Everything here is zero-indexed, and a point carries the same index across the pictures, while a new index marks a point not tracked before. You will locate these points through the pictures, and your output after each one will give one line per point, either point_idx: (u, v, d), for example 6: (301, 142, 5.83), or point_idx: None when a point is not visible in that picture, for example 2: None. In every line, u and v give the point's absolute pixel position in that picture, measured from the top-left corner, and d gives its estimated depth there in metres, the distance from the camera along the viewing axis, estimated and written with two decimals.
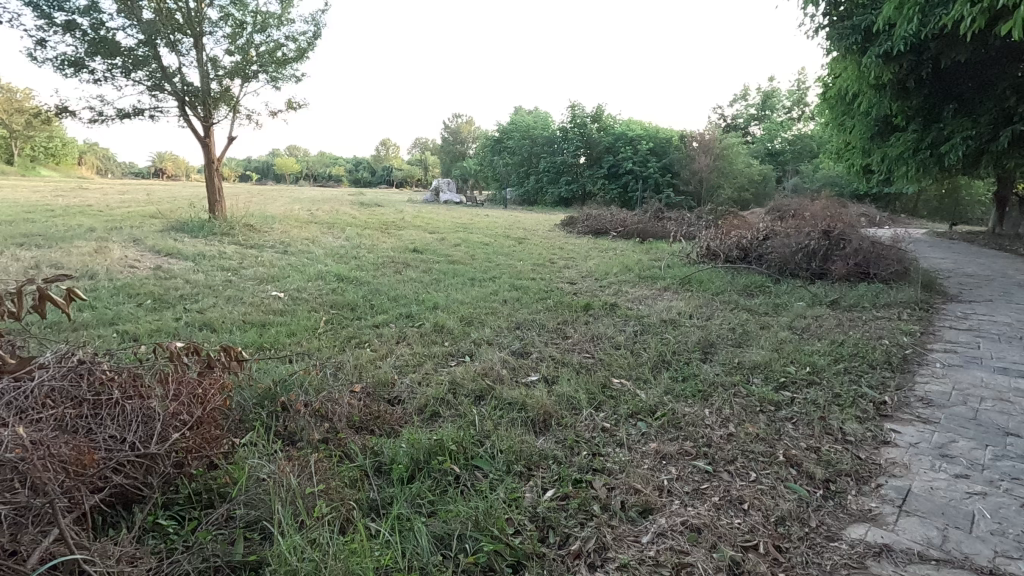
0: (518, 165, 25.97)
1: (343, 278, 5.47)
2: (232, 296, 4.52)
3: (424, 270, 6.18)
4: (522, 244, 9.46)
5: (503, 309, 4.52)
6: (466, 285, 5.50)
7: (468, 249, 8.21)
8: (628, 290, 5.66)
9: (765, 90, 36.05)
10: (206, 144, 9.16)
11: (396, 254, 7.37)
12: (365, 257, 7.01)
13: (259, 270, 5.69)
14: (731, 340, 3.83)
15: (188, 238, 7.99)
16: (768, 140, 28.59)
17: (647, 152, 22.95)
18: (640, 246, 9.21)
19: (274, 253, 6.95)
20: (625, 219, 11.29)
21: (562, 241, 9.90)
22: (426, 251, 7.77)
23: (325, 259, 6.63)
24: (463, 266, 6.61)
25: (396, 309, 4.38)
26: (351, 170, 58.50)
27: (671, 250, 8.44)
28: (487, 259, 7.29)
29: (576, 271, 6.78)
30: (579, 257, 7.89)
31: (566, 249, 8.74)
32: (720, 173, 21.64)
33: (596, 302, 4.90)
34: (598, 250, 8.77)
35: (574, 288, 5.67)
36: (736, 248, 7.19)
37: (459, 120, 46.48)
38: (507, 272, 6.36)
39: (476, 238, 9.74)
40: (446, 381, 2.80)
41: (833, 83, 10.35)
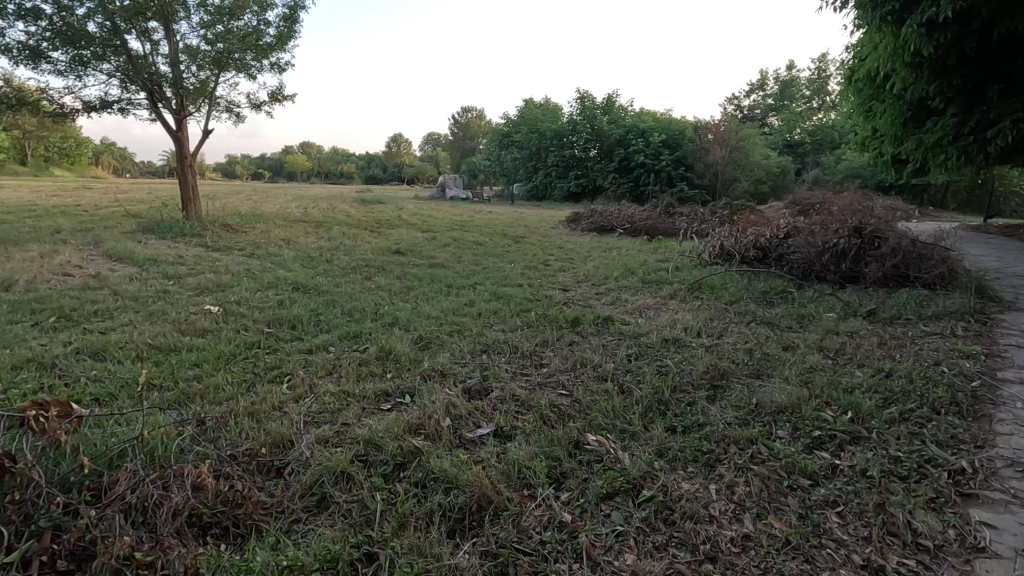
0: (526, 159, 25.20)
1: (299, 287, 4.79)
2: (157, 310, 3.88)
3: (396, 276, 5.48)
4: (519, 242, 8.72)
5: (473, 325, 3.80)
6: (439, 293, 4.81)
7: (457, 250, 7.50)
8: (628, 298, 4.92)
9: (783, 80, 34.83)
10: (179, 138, 8.56)
11: (374, 257, 6.69)
12: (337, 260, 6.34)
13: (209, 277, 5.05)
14: (746, 367, 3.08)
15: (153, 240, 7.40)
16: (786, 132, 27.46)
17: (659, 144, 22.04)
18: (646, 245, 8.42)
19: (239, 257, 6.32)
20: (632, 215, 10.51)
21: (563, 240, 9.14)
22: (409, 253, 7.09)
23: (291, 263, 5.97)
24: (444, 270, 5.91)
25: (345, 327, 3.68)
26: (362, 167, 58.13)
27: (680, 250, 7.65)
28: (475, 261, 6.59)
29: (572, 274, 6.04)
30: (577, 258, 7.14)
31: (565, 250, 7.99)
32: (736, 166, 20.68)
33: (586, 314, 4.17)
34: (600, 250, 8.01)
35: (566, 296, 4.95)
36: (754, 248, 6.39)
37: (468, 115, 45.86)
38: (491, 277, 5.64)
39: (470, 238, 9.02)
40: (362, 440, 2.09)
41: (861, 64, 9.41)
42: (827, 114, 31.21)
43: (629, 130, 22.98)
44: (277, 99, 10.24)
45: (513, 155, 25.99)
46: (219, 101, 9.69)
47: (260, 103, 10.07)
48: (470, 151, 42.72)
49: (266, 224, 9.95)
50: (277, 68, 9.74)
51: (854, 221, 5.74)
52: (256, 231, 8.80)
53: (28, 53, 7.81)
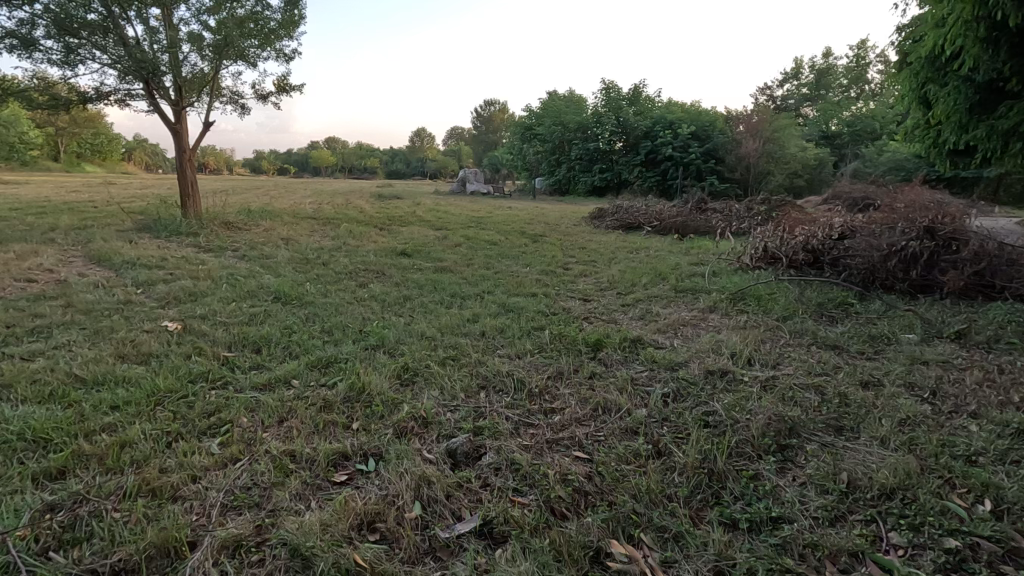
0: (549, 153, 24.42)
1: (281, 296, 4.20)
2: (105, 327, 3.30)
3: (394, 282, 4.86)
4: (536, 242, 8.03)
5: (473, 350, 3.15)
6: (439, 305, 4.16)
7: (468, 251, 6.86)
8: (660, 312, 4.21)
9: (819, 68, 33.29)
10: (177, 131, 8.06)
11: (377, 259, 6.09)
12: (335, 263, 5.75)
13: (185, 283, 4.49)
14: (821, 418, 2.35)
15: (146, 239, 6.92)
16: (822, 123, 26.13)
17: (688, 136, 21.03)
18: (678, 245, 7.66)
19: (229, 259, 5.78)
20: (661, 211, 9.72)
21: (585, 238, 8.43)
22: (416, 254, 6.48)
23: (283, 266, 5.40)
24: (450, 275, 5.27)
25: (318, 351, 3.06)
26: (385, 161, 58.03)
27: (715, 252, 6.88)
28: (487, 264, 5.94)
29: (595, 280, 5.34)
30: (600, 261, 6.42)
31: (588, 250, 7.27)
32: (770, 159, 19.58)
33: (610, 334, 3.48)
34: (627, 251, 7.28)
35: (587, 308, 4.27)
36: (804, 251, 5.60)
37: (491, 108, 45.23)
38: (503, 283, 4.99)
39: (484, 236, 8.39)
40: (288, 548, 1.47)
41: (919, 44, 8.45)
42: (866, 103, 29.67)
43: (656, 121, 21.99)
44: (283, 89, 9.72)
45: (535, 149, 25.23)
46: (222, 91, 9.19)
47: (266, 93, 9.56)
48: (493, 144, 42.12)
49: (272, 221, 9.47)
50: (284, 57, 9.24)
51: (925, 221, 4.91)
52: (258, 229, 8.32)
53: (19, 41, 7.29)
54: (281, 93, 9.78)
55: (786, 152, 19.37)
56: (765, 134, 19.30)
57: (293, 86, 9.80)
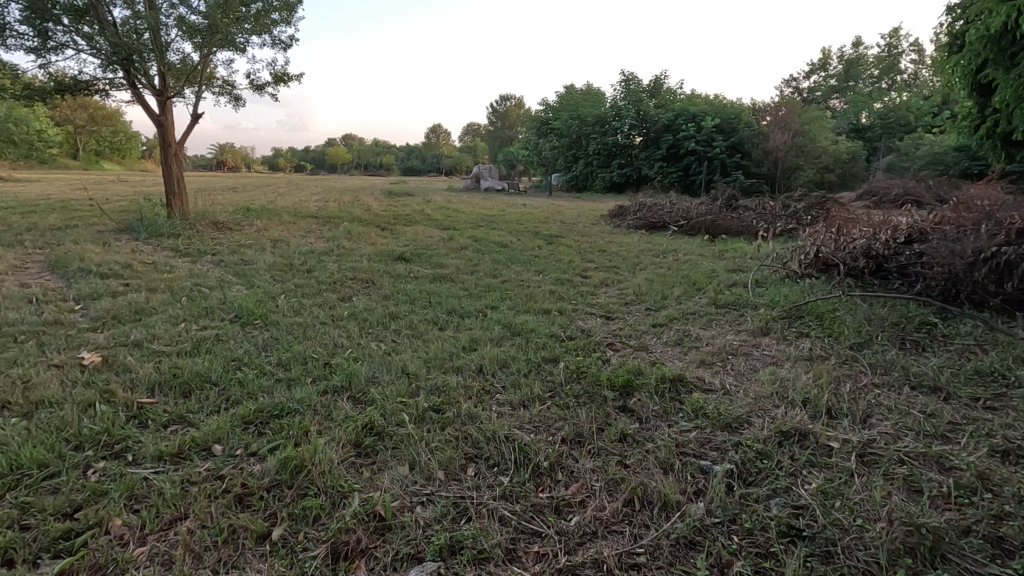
0: (566, 148, 23.62)
1: (242, 315, 3.50)
2: (5, 359, 2.63)
3: (381, 295, 4.15)
4: (551, 244, 7.26)
5: (464, 396, 2.42)
6: (431, 327, 3.44)
7: (475, 254, 6.14)
8: (701, 336, 3.43)
9: (848, 58, 31.95)
10: (162, 123, 7.42)
11: (371, 264, 5.41)
12: (323, 270, 5.07)
13: (135, 296, 3.82)
14: (965, 525, 1.60)
15: (122, 241, 6.31)
16: (853, 115, 24.92)
17: (712, 129, 20.03)
18: (710, 248, 6.85)
19: (203, 266, 5.13)
20: (688, 209, 8.90)
21: (605, 240, 7.64)
22: (415, 259, 5.78)
23: (260, 275, 4.74)
24: (449, 286, 4.54)
25: (262, 397, 2.35)
26: (400, 158, 57.67)
27: (754, 257, 6.06)
28: (494, 271, 5.19)
29: (619, 292, 4.59)
30: (624, 268, 5.64)
31: (609, 254, 6.49)
32: (799, 153, 18.53)
33: (642, 372, 2.72)
34: (653, 254, 6.49)
35: (610, 330, 3.52)
36: (864, 257, 4.77)
37: (507, 104, 44.47)
38: (511, 296, 4.26)
39: (495, 237, 7.65)
40: None
41: (981, 22, 7.52)
42: (898, 94, 28.32)
43: (677, 113, 21.02)
44: (281, 80, 9.06)
45: (551, 144, 24.39)
46: (216, 82, 8.55)
47: (263, 84, 8.92)
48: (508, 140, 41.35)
49: (268, 221, 8.86)
50: (280, 45, 8.55)
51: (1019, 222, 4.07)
52: (251, 229, 7.69)
53: None
54: (279, 83, 9.11)
55: (816, 146, 18.31)
56: (795, 127, 18.26)
57: (291, 76, 9.12)
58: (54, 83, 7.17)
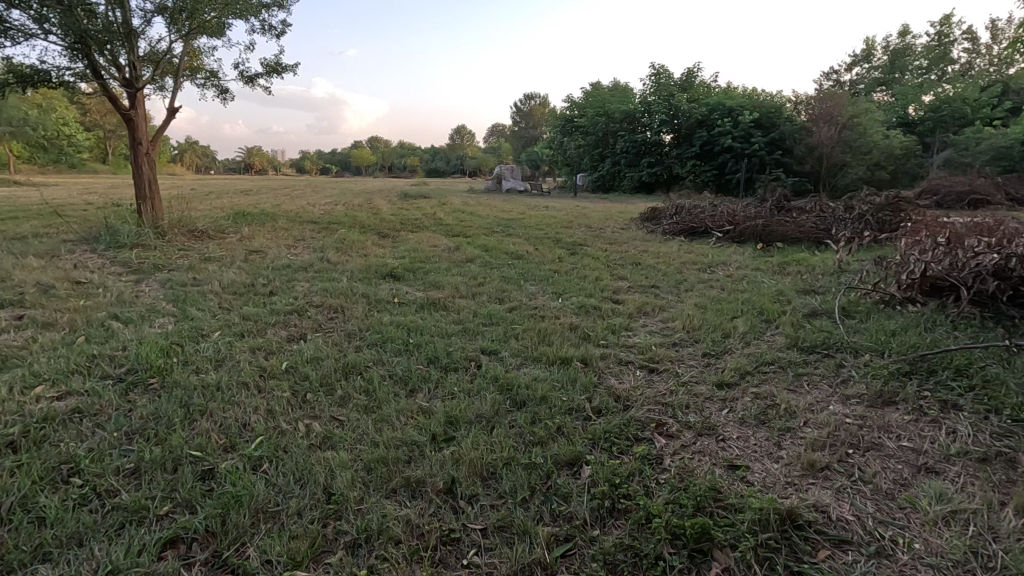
0: (592, 146, 22.47)
1: (135, 369, 2.51)
2: None
3: (346, 333, 3.13)
4: (576, 254, 6.17)
5: (410, 566, 1.38)
6: (398, 392, 2.40)
7: (481, 269, 5.09)
8: (793, 409, 2.31)
9: (893, 48, 30.00)
10: (132, 118, 6.49)
11: (351, 283, 4.41)
12: (288, 291, 4.08)
13: (13, 338, 2.86)
14: None
15: (72, 254, 5.43)
16: (903, 107, 23.07)
17: (750, 124, 18.61)
18: (767, 261, 5.66)
19: (146, 287, 4.18)
20: (735, 212, 7.68)
21: (638, 249, 6.52)
22: (408, 275, 4.76)
23: (204, 300, 3.76)
24: (440, 317, 3.49)
25: (51, 565, 1.35)
26: (424, 159, 57.16)
27: (827, 274, 4.87)
28: (502, 294, 4.13)
29: (663, 326, 3.48)
30: (666, 287, 4.50)
31: (644, 268, 5.37)
32: (846, 149, 17.01)
33: (720, 495, 1.64)
34: (698, 270, 5.34)
35: (659, 396, 2.42)
36: (995, 277, 3.53)
37: (531, 103, 43.57)
38: (517, 333, 3.19)
39: (509, 246, 6.60)
40: None
41: None
42: (951, 84, 26.27)
43: (712, 108, 19.65)
44: (275, 71, 8.18)
45: (577, 142, 23.21)
46: (200, 73, 7.87)
47: (253, 75, 8.09)
48: (533, 140, 40.32)
49: (260, 228, 7.99)
50: (271, 31, 7.66)
51: None
52: (234, 238, 6.81)
53: None
54: (273, 74, 8.23)
55: (867, 140, 16.75)
56: (843, 120, 16.75)
57: (286, 66, 8.23)
58: (12, 73, 6.32)
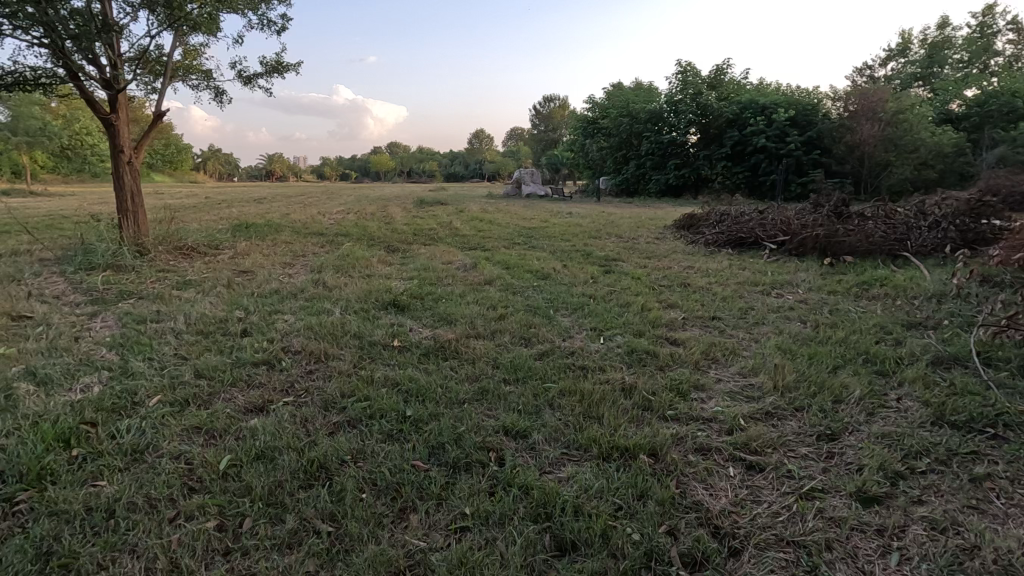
0: (615, 148, 21.57)
1: (7, 473, 1.75)
2: None
3: (323, 399, 2.35)
4: (611, 272, 5.31)
5: None
6: (382, 519, 1.60)
7: (502, 295, 4.27)
8: (1004, 560, 1.45)
9: (932, 41, 28.47)
10: (110, 124, 5.79)
11: (344, 316, 3.63)
12: (264, 330, 3.31)
13: None
14: None
15: (34, 277, 4.76)
16: (948, 102, 21.67)
17: (785, 123, 17.53)
18: (840, 282, 4.75)
19: (97, 323, 3.47)
20: (789, 220, 6.74)
21: (682, 265, 5.65)
22: (414, 304, 3.97)
23: (158, 345, 3.01)
24: (449, 370, 2.69)
25: None
26: (442, 164, 56.72)
27: (927, 302, 3.95)
28: (529, 332, 3.31)
29: (743, 382, 2.63)
30: (729, 320, 3.64)
31: (696, 291, 4.50)
32: (890, 147, 15.85)
33: None
34: (762, 293, 4.45)
35: (777, 525, 1.58)
36: None
37: (550, 106, 42.78)
38: (552, 400, 2.37)
39: (533, 262, 5.79)
40: None
41: None
42: (997, 77, 24.71)
43: (744, 106, 18.59)
44: (276, 70, 7.50)
45: (599, 144, 22.28)
46: (195, 73, 7.22)
47: (252, 75, 7.43)
48: (552, 143, 39.46)
49: (259, 242, 7.30)
50: (270, 27, 6.99)
51: None
52: (227, 256, 6.12)
53: None
54: (273, 74, 7.55)
55: (913, 138, 15.56)
56: (887, 116, 15.60)
57: (287, 66, 7.54)
58: None
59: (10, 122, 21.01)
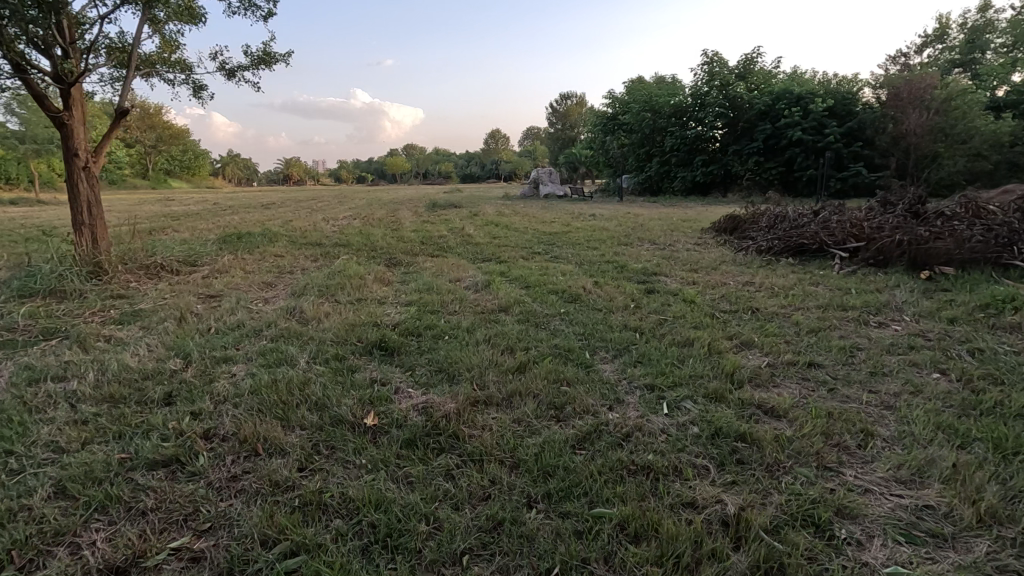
0: (638, 145, 20.48)
1: None
2: None
3: (231, 551, 1.44)
4: (655, 291, 4.33)
5: None
6: None
7: (521, 329, 3.33)
8: None
9: (974, 24, 26.75)
10: (62, 124, 4.91)
11: (312, 368, 2.73)
12: (196, 394, 2.41)
13: None
14: None
15: None
16: (997, 87, 20.12)
17: (822, 113, 16.32)
18: (954, 304, 3.72)
19: None
20: (861, 223, 5.68)
21: (740, 282, 4.65)
22: (408, 346, 3.05)
23: (33, 426, 2.12)
24: (441, 479, 1.76)
25: None
26: (457, 165, 56.00)
27: None
28: (559, 397, 2.36)
29: (910, 501, 1.64)
30: (833, 371, 2.65)
31: (771, 320, 3.50)
32: (939, 137, 14.41)
33: None
34: (858, 322, 3.43)
35: None
36: None
37: (568, 102, 41.67)
38: (609, 552, 1.42)
39: (557, 279, 4.82)
40: None
41: None
42: None
43: (777, 96, 17.38)
44: (264, 61, 6.66)
45: (621, 140, 21.15)
46: (173, 65, 6.40)
47: (237, 67, 6.59)
48: (571, 141, 38.40)
49: (245, 255, 6.44)
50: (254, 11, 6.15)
51: None
52: (200, 275, 5.25)
53: None
54: (260, 66, 6.70)
55: (966, 126, 14.01)
56: (937, 104, 14.34)
57: (276, 56, 6.70)
58: None
59: (20, 131, 20.50)
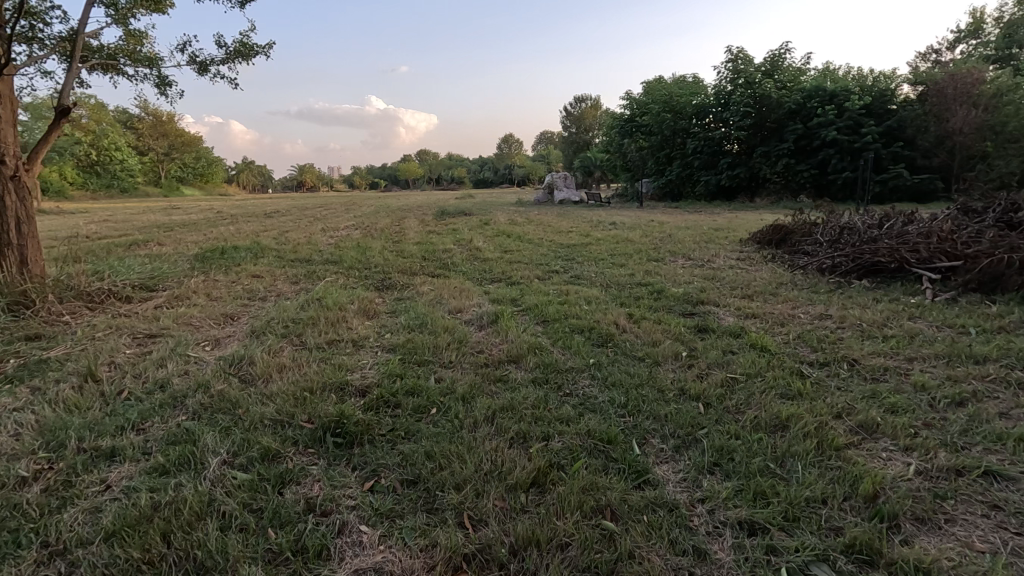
0: (658, 147, 19.47)
1: None
2: None
3: None
4: (709, 331, 3.37)
5: None
6: None
7: (538, 396, 2.40)
8: None
9: (1013, 17, 25.30)
10: None
11: (225, 474, 1.82)
12: (22, 537, 1.51)
13: None
14: None
15: None
16: None
17: (858, 111, 15.22)
18: None
19: None
20: (949, 236, 4.66)
21: (813, 316, 3.67)
22: (375, 429, 2.13)
23: None
24: None
25: None
26: (470, 171, 55.18)
27: None
28: (602, 557, 1.42)
29: None
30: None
31: (882, 382, 2.53)
32: (990, 135, 13.48)
33: None
34: (1010, 385, 2.46)
35: None
36: None
37: (583, 105, 40.71)
38: None
39: (581, 311, 3.87)
40: None
41: None
42: None
43: (808, 94, 16.28)
44: (241, 54, 5.82)
45: (639, 143, 20.12)
46: (137, 59, 5.59)
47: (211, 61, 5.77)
48: (586, 145, 37.36)
49: (219, 276, 5.59)
50: None
51: None
52: (154, 304, 4.40)
53: None
54: (238, 60, 5.87)
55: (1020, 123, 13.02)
56: (986, 99, 13.24)
57: (256, 49, 5.86)
58: None
59: None
